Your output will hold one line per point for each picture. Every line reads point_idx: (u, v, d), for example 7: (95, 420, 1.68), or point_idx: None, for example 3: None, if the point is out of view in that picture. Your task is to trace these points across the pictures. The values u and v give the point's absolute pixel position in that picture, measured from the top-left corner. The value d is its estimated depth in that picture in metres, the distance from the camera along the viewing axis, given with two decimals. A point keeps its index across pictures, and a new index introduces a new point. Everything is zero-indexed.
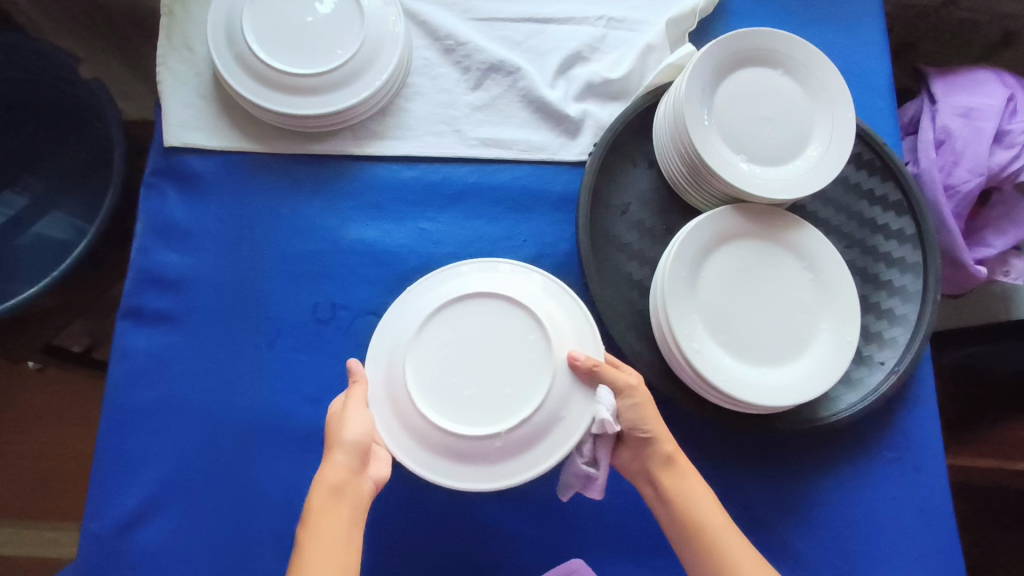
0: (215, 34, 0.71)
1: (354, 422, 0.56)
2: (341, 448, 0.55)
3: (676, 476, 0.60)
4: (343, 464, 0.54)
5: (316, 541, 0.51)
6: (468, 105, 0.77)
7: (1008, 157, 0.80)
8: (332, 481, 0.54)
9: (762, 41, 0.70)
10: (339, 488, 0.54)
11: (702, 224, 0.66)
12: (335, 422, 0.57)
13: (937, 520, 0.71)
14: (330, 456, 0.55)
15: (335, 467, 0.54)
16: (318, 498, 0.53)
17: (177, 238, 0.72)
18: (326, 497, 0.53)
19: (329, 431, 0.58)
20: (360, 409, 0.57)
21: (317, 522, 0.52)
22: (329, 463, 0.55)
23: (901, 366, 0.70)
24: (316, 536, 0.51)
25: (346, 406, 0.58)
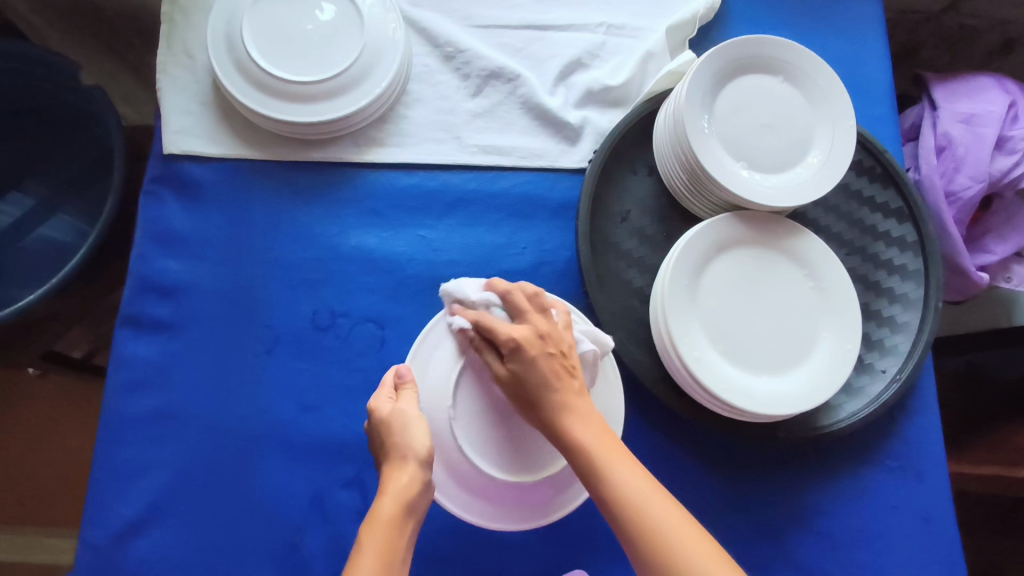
0: (215, 41, 0.71)
1: (419, 431, 0.55)
2: (416, 458, 0.53)
3: (560, 436, 0.54)
4: (418, 477, 0.52)
5: (381, 551, 0.49)
6: (468, 112, 0.77)
7: (1009, 164, 0.80)
8: (405, 492, 0.52)
9: (763, 49, 0.70)
10: (410, 499, 0.52)
11: (703, 231, 0.66)
12: (394, 425, 0.55)
13: (939, 529, 0.70)
14: (398, 463, 0.53)
15: (402, 474, 0.52)
16: (389, 507, 0.51)
17: (177, 245, 0.72)
18: (398, 508, 0.51)
19: (383, 435, 0.55)
20: (419, 415, 0.56)
21: (385, 533, 0.50)
22: (401, 471, 0.53)
23: (903, 373, 0.70)
24: (383, 547, 0.49)
25: (408, 410, 0.56)
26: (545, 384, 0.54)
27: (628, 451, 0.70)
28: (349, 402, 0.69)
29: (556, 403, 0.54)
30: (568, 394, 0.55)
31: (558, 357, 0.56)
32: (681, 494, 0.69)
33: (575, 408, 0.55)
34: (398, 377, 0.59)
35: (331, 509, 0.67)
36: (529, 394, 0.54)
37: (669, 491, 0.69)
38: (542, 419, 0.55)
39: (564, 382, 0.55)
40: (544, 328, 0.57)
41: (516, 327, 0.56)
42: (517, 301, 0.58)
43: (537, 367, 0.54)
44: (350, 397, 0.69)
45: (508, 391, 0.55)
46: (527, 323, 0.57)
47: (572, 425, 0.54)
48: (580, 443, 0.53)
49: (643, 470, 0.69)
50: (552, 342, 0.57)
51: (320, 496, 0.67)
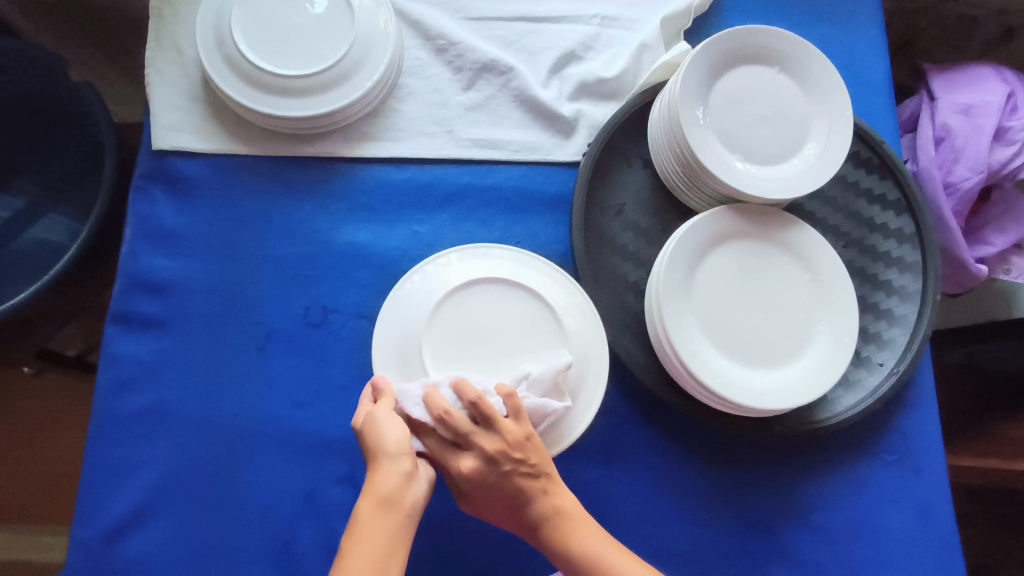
0: (203, 35, 0.70)
1: (391, 426, 0.53)
2: (388, 456, 0.52)
3: (534, 534, 0.56)
4: (394, 471, 0.51)
5: (360, 553, 0.48)
6: (460, 106, 0.76)
7: (1008, 155, 0.79)
8: (383, 493, 0.51)
9: (759, 39, 0.69)
10: (391, 496, 0.51)
11: (697, 225, 0.65)
12: (366, 431, 0.54)
13: (938, 522, 0.70)
14: (376, 464, 0.52)
15: (381, 477, 0.51)
16: (367, 507, 0.50)
17: (166, 241, 0.71)
18: (375, 510, 0.50)
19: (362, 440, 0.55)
20: (392, 415, 0.54)
21: (366, 537, 0.49)
22: (378, 471, 0.52)
23: (901, 367, 0.69)
24: (363, 550, 0.48)
25: (376, 412, 0.54)
26: (511, 493, 0.55)
27: (623, 445, 0.69)
28: (342, 399, 0.68)
29: (531, 512, 0.55)
30: (540, 500, 0.55)
31: (516, 470, 0.54)
32: (676, 489, 0.69)
33: (551, 510, 0.56)
34: (375, 391, 0.57)
35: (324, 506, 0.66)
36: (499, 508, 0.56)
37: (665, 486, 0.69)
38: (518, 522, 0.56)
39: (532, 492, 0.55)
40: (492, 449, 0.54)
41: (465, 460, 0.54)
42: (458, 428, 0.54)
43: (496, 489, 0.55)
44: (342, 394, 0.68)
45: (478, 507, 0.57)
46: (473, 450, 0.54)
47: (560, 530, 0.56)
48: (556, 538, 0.55)
49: (638, 465, 0.69)
50: (503, 460, 0.54)
51: (313, 493, 0.66)
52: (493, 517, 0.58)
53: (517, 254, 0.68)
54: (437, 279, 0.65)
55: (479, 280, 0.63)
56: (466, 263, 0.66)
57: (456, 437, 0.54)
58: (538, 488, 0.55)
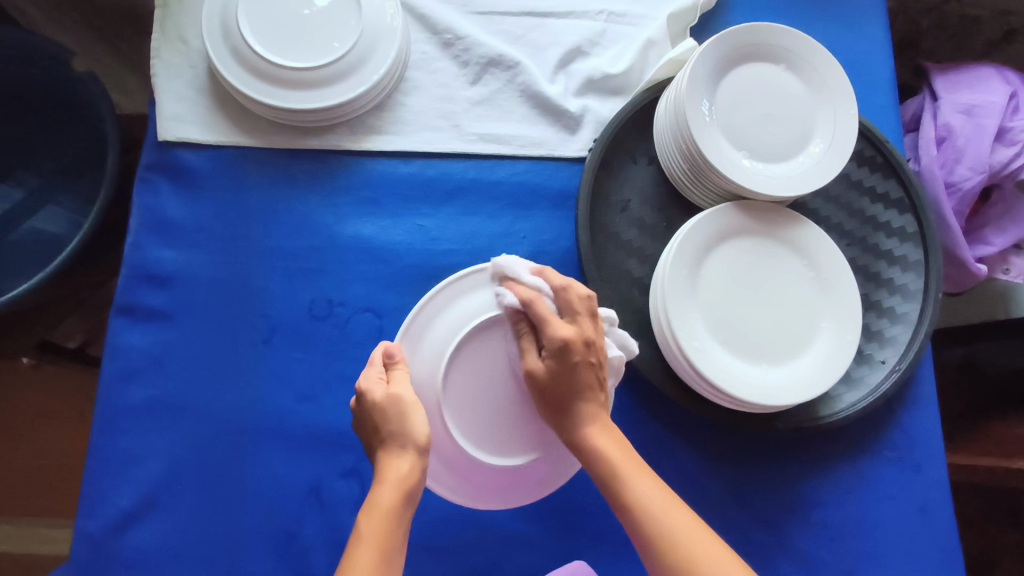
0: (210, 27, 0.70)
1: (419, 417, 0.52)
2: (414, 444, 0.52)
3: (576, 436, 0.55)
4: (416, 463, 0.51)
5: (377, 543, 0.48)
6: (466, 100, 0.76)
7: (1009, 155, 0.80)
8: (404, 480, 0.50)
9: (766, 36, 0.69)
10: (411, 486, 0.50)
11: (703, 221, 0.65)
12: (390, 410, 0.52)
13: (937, 519, 0.70)
14: (397, 451, 0.52)
15: (401, 462, 0.51)
16: (388, 495, 0.50)
17: (172, 234, 0.71)
18: (397, 496, 0.50)
19: (377, 419, 0.53)
20: (416, 401, 0.53)
21: (384, 522, 0.49)
22: (399, 458, 0.51)
23: (903, 364, 0.70)
24: (381, 535, 0.48)
25: (403, 395, 0.53)
26: (582, 380, 0.54)
27: (626, 441, 0.69)
28: (347, 392, 0.68)
29: (583, 412, 0.55)
30: (593, 403, 0.55)
31: (596, 367, 0.55)
32: (679, 485, 0.69)
33: (598, 415, 0.56)
34: (388, 357, 0.56)
35: (329, 499, 0.66)
36: (562, 396, 0.54)
37: (668, 482, 0.69)
38: (564, 420, 0.55)
39: (592, 391, 0.55)
40: (590, 334, 0.55)
41: (563, 326, 0.54)
42: (571, 299, 0.55)
43: (575, 373, 0.54)
44: (347, 388, 0.68)
45: (541, 385, 0.54)
46: (574, 326, 0.54)
47: (596, 431, 0.55)
48: (591, 441, 0.55)
49: (642, 461, 0.69)
50: (593, 351, 0.54)
51: (318, 486, 0.66)
52: (537, 404, 0.56)
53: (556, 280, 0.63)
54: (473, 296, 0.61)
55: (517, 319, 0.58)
56: None
57: (560, 310, 0.55)
58: (598, 396, 0.56)
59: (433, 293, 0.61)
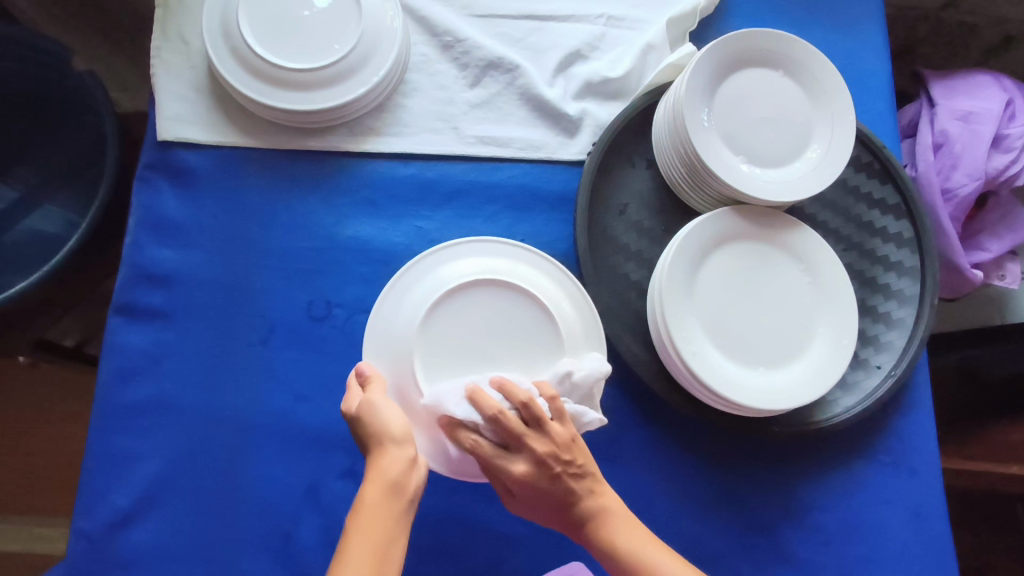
0: (210, 27, 0.70)
1: (391, 414, 0.53)
2: (394, 441, 0.52)
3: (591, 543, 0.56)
4: (400, 456, 0.51)
5: (362, 539, 0.47)
6: (466, 102, 0.76)
7: (1005, 162, 0.80)
8: (389, 477, 0.50)
9: (764, 42, 0.70)
10: (398, 482, 0.50)
11: (700, 226, 0.66)
12: (364, 418, 0.53)
13: (932, 523, 0.71)
14: (379, 450, 0.52)
15: (386, 462, 0.51)
16: (372, 493, 0.49)
17: (170, 233, 0.71)
18: (383, 493, 0.49)
19: (359, 429, 0.54)
20: (389, 402, 0.54)
21: (374, 518, 0.48)
22: (384, 456, 0.51)
23: (898, 369, 0.70)
24: (370, 531, 0.48)
25: (377, 400, 0.54)
26: (560, 491, 0.54)
27: (622, 444, 0.70)
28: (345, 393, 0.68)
29: (580, 515, 0.55)
30: (587, 501, 0.55)
31: (565, 473, 0.54)
32: (675, 488, 0.69)
33: (597, 509, 0.55)
34: (359, 375, 0.56)
35: (325, 501, 0.66)
36: (553, 506, 0.56)
37: (665, 485, 0.69)
38: (576, 528, 0.56)
39: (580, 491, 0.55)
40: (542, 451, 0.53)
41: (519, 461, 0.53)
42: (513, 425, 0.52)
43: (549, 491, 0.54)
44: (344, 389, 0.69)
45: (527, 500, 0.56)
46: (524, 454, 0.53)
47: (603, 530, 0.55)
48: (609, 541, 0.55)
49: (638, 463, 0.69)
50: (553, 463, 0.53)
51: (315, 486, 0.67)
52: (542, 517, 0.58)
53: (537, 254, 0.66)
54: (460, 263, 0.64)
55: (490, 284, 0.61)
56: (481, 255, 0.65)
57: (503, 442, 0.54)
58: (588, 490, 0.55)
59: (402, 274, 0.64)
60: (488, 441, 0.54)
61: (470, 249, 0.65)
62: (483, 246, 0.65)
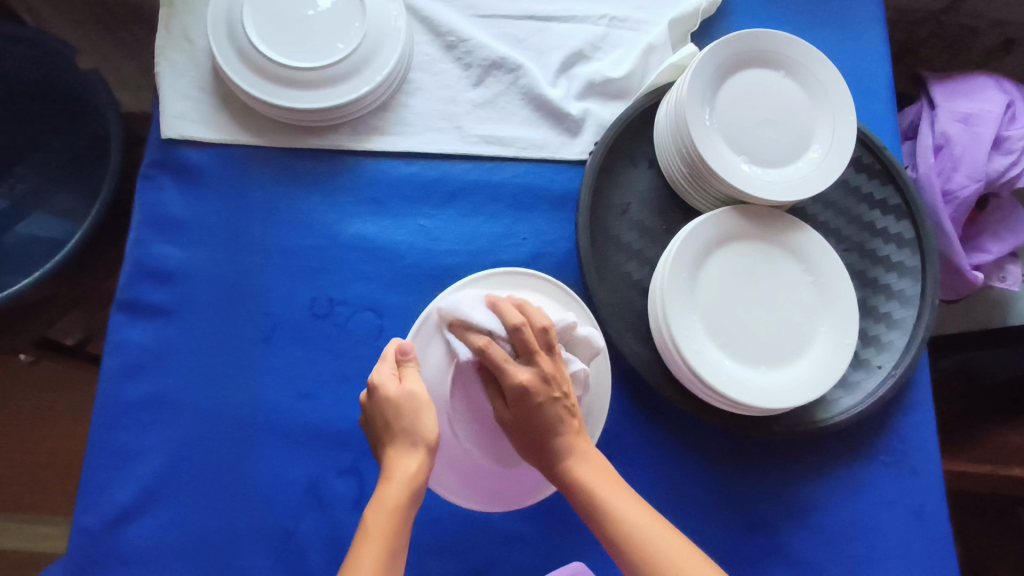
0: (215, 25, 0.70)
1: (431, 414, 0.53)
2: (427, 442, 0.52)
3: (562, 475, 0.55)
4: (427, 460, 0.52)
5: (380, 536, 0.48)
6: (469, 102, 0.77)
7: (1006, 164, 0.80)
8: (414, 477, 0.50)
9: (766, 43, 0.70)
10: (419, 483, 0.51)
11: (702, 225, 0.66)
12: (404, 409, 0.53)
13: (932, 523, 0.71)
14: (406, 448, 0.52)
15: (409, 461, 0.51)
16: (395, 491, 0.50)
17: (173, 230, 0.71)
18: (406, 494, 0.50)
19: (388, 416, 0.53)
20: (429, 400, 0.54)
21: (393, 518, 0.48)
22: (412, 455, 0.51)
23: (898, 369, 0.70)
24: (387, 530, 0.48)
25: (418, 393, 0.53)
26: (553, 412, 0.54)
27: (623, 443, 0.70)
28: (347, 390, 0.69)
29: (560, 446, 0.55)
30: (569, 437, 0.55)
31: (561, 400, 0.54)
32: (676, 487, 0.69)
33: (577, 447, 0.55)
34: (402, 353, 0.56)
35: (326, 497, 0.66)
36: (533, 436, 0.55)
37: (665, 484, 0.69)
38: (548, 459, 0.55)
39: (568, 426, 0.55)
40: (549, 370, 0.54)
41: (520, 369, 0.53)
42: (501, 352, 0.54)
43: (539, 414, 0.54)
44: (346, 387, 0.69)
45: (512, 428, 0.55)
46: (532, 367, 0.54)
47: (577, 471, 0.55)
48: (580, 481, 0.54)
49: (639, 462, 0.69)
50: (552, 388, 0.54)
51: (317, 483, 0.67)
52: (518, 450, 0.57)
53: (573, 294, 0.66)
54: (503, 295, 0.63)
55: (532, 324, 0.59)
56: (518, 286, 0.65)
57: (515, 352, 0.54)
58: (573, 425, 0.56)
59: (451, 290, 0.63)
60: (505, 348, 0.55)
61: (510, 276, 0.65)
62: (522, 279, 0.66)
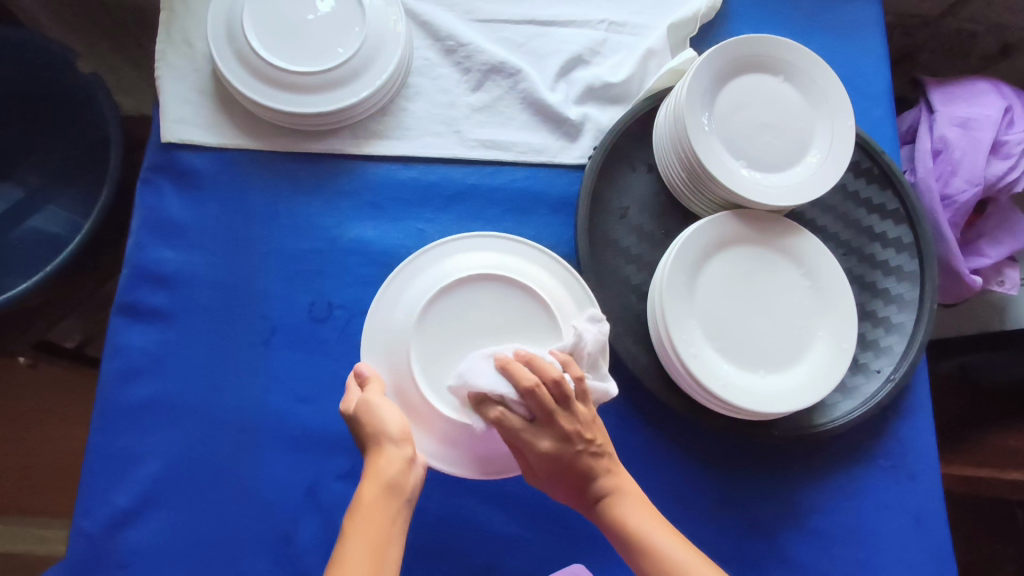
0: (215, 30, 0.70)
1: (390, 412, 0.53)
2: (392, 440, 0.52)
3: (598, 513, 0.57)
4: (398, 455, 0.51)
5: (360, 536, 0.48)
6: (468, 106, 0.77)
7: (1004, 168, 0.81)
8: (387, 476, 0.51)
9: (764, 48, 0.70)
10: (395, 481, 0.51)
11: (700, 230, 0.66)
12: (363, 417, 0.53)
13: (931, 528, 0.71)
14: (376, 450, 0.52)
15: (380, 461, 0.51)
16: (370, 491, 0.50)
17: (173, 234, 0.72)
18: (381, 493, 0.50)
19: (358, 430, 0.54)
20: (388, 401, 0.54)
21: (371, 518, 0.49)
22: (382, 456, 0.52)
23: (897, 374, 0.70)
24: (368, 529, 0.48)
25: (374, 399, 0.54)
26: (580, 461, 0.55)
27: (622, 446, 0.70)
28: None
29: (595, 491, 0.56)
30: (604, 479, 0.56)
31: (586, 449, 0.55)
32: (675, 491, 0.69)
33: (613, 487, 0.56)
34: (359, 377, 0.56)
35: (325, 501, 0.66)
36: (566, 479, 0.56)
37: (664, 488, 0.69)
38: (585, 498, 0.57)
39: (597, 470, 0.56)
40: (571, 429, 0.53)
41: (541, 438, 0.53)
42: (514, 421, 0.53)
43: (570, 464, 0.55)
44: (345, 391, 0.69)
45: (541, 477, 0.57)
46: (551, 430, 0.53)
47: (614, 508, 0.56)
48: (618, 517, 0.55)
49: (638, 467, 0.69)
50: (577, 440, 0.54)
51: (316, 488, 0.67)
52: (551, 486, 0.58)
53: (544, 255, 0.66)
54: (470, 256, 0.64)
55: (482, 279, 0.61)
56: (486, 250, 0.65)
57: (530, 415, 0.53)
58: (603, 466, 0.56)
59: (422, 253, 0.64)
60: (518, 411, 0.53)
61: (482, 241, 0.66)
62: (491, 244, 0.66)
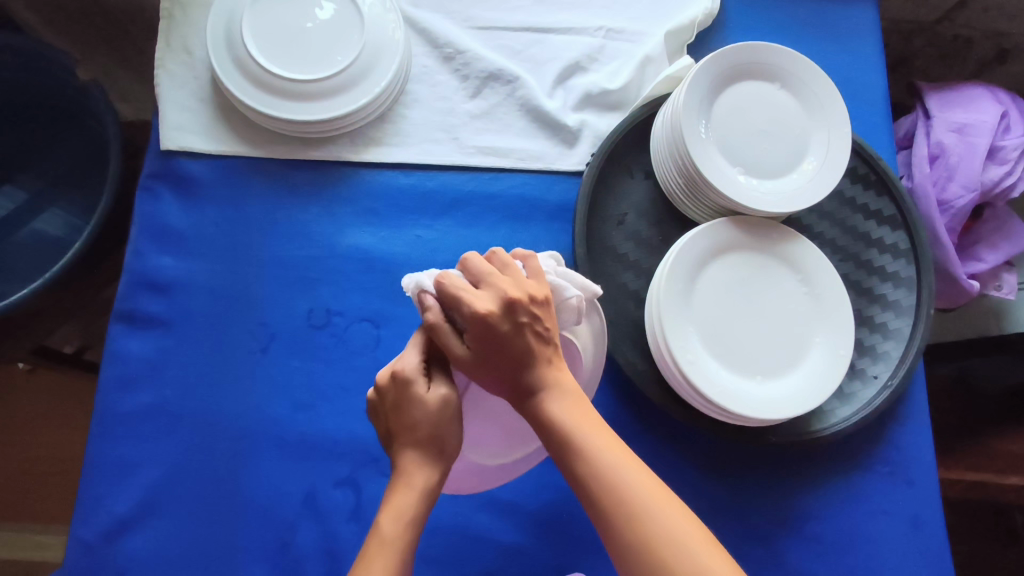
0: (214, 38, 0.71)
1: (456, 424, 0.52)
2: (449, 453, 0.51)
3: (536, 412, 0.50)
4: (444, 471, 0.51)
5: (390, 549, 0.48)
6: (466, 113, 0.77)
7: (1000, 174, 0.81)
8: (428, 490, 0.50)
9: (761, 56, 0.71)
10: (431, 495, 0.51)
11: (697, 236, 0.66)
12: (440, 418, 0.51)
13: (929, 533, 0.71)
14: (426, 459, 0.51)
15: (427, 472, 0.51)
16: (408, 503, 0.49)
17: (172, 241, 0.72)
18: (420, 506, 0.50)
19: (416, 420, 0.50)
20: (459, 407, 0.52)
21: (403, 532, 0.49)
22: (429, 468, 0.51)
23: (894, 379, 0.71)
24: (399, 544, 0.48)
25: (451, 401, 0.51)
26: (522, 341, 0.49)
27: None
28: (344, 401, 0.69)
29: (531, 380, 0.50)
30: (543, 367, 0.51)
31: (530, 326, 0.49)
32: None
33: (551, 381, 0.50)
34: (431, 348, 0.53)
35: (323, 508, 0.66)
36: (498, 364, 0.50)
37: None
38: (521, 394, 0.51)
39: (538, 355, 0.50)
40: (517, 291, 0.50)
41: (484, 299, 0.49)
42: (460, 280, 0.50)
43: (506, 337, 0.49)
44: (343, 397, 0.69)
45: (472, 364, 0.50)
46: (494, 289, 0.50)
47: (553, 400, 0.50)
48: (557, 419, 0.49)
49: None
50: (522, 309, 0.49)
51: (314, 494, 0.67)
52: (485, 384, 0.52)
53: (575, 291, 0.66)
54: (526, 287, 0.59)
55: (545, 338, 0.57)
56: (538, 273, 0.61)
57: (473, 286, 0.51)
58: (545, 354, 0.51)
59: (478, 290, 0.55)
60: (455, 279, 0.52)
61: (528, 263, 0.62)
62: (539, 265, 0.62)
